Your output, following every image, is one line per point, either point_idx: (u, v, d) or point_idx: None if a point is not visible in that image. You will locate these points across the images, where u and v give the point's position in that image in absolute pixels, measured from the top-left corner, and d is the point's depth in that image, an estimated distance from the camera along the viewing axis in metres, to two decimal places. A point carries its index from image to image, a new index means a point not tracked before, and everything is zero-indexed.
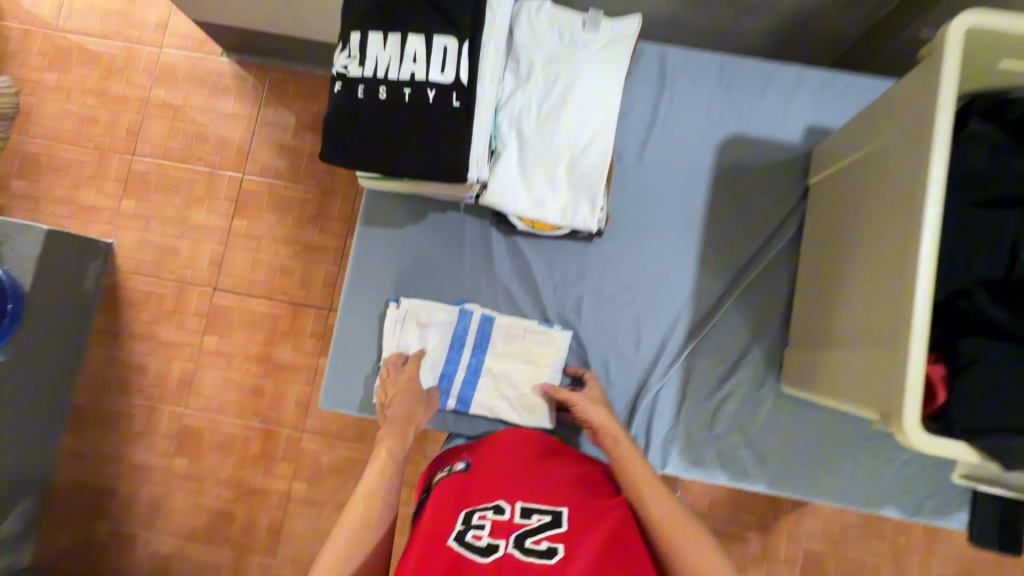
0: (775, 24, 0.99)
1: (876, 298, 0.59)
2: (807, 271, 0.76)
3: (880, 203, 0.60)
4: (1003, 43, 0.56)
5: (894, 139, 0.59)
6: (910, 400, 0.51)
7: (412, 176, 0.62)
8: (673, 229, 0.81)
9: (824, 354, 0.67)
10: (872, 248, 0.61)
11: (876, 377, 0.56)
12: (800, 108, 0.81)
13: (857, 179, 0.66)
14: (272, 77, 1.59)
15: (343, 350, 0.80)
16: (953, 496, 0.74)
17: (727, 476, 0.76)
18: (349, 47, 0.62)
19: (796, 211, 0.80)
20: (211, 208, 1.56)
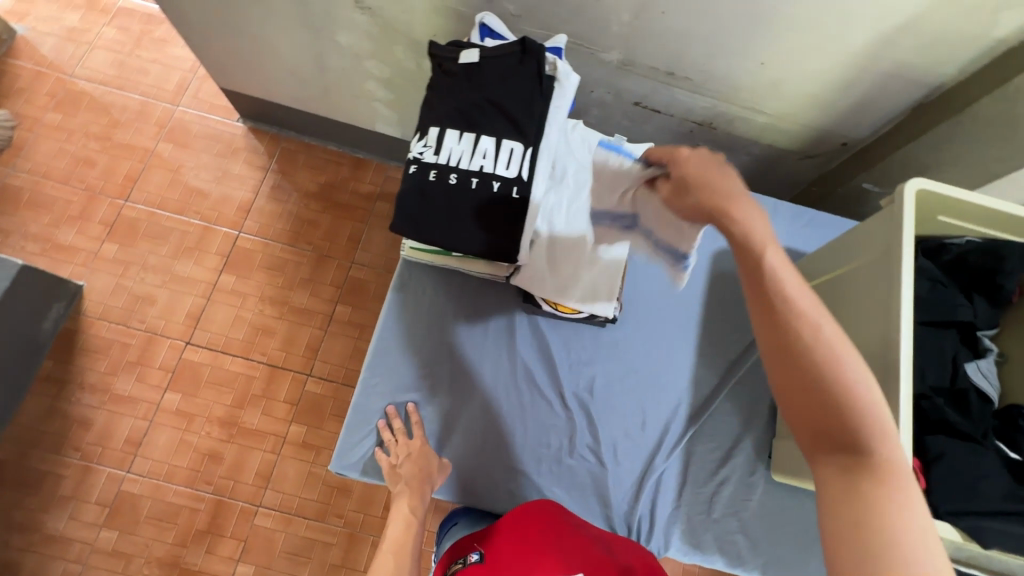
0: (749, 162, 1.20)
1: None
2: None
3: (856, 313, 0.73)
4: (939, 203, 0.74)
5: (864, 263, 0.74)
6: None
7: (469, 252, 0.70)
8: (675, 322, 0.91)
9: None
10: (852, 350, 0.73)
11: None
12: (777, 231, 0.97)
13: (833, 292, 0.80)
14: (285, 145, 1.67)
15: (365, 411, 0.82)
16: None
17: (724, 561, 0.80)
18: (426, 138, 0.72)
19: None
20: (199, 261, 1.54)
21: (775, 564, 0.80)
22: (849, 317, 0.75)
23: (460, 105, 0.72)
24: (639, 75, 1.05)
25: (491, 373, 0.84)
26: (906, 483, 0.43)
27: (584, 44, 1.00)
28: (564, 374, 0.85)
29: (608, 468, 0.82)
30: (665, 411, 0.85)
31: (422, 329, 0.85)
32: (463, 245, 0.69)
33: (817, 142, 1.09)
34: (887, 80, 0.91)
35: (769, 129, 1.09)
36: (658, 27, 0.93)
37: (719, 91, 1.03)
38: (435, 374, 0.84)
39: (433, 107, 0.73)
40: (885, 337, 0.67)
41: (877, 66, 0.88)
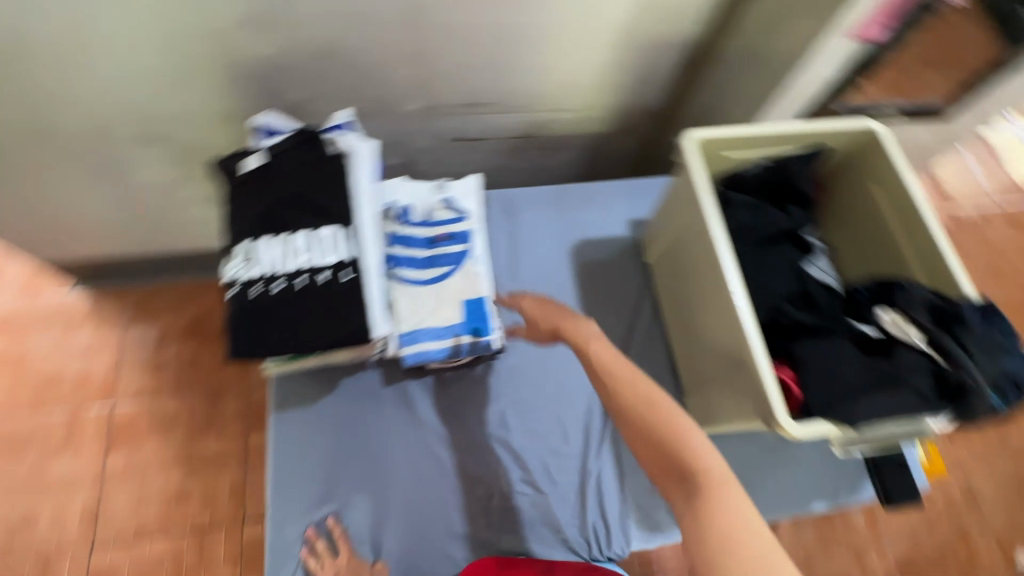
0: (579, 155, 1.27)
1: (722, 331, 0.74)
2: (673, 327, 0.91)
3: (696, 262, 0.79)
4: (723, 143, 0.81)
5: (687, 216, 0.80)
6: (775, 400, 0.64)
7: (323, 349, 0.68)
8: None
9: (710, 389, 0.80)
10: (705, 295, 0.78)
11: (749, 391, 0.69)
12: (619, 209, 1.03)
13: (676, 249, 0.86)
14: (134, 296, 1.54)
15: (286, 545, 0.76)
16: (854, 474, 0.87)
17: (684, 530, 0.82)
18: (237, 256, 0.69)
19: (647, 284, 0.98)
20: (77, 454, 1.37)
21: None
22: (693, 267, 0.80)
23: (261, 212, 0.70)
24: (446, 114, 1.08)
25: (401, 451, 0.81)
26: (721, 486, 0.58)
27: (382, 105, 1.02)
28: (473, 421, 0.84)
29: (547, 492, 0.81)
30: (580, 415, 0.87)
31: (317, 438, 0.80)
32: (312, 345, 0.67)
33: (626, 118, 1.17)
34: (652, 52, 1.00)
35: (581, 121, 1.16)
36: (440, 69, 0.96)
37: (521, 106, 1.08)
38: (344, 477, 0.79)
39: (233, 222, 0.70)
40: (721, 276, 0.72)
41: (638, 42, 0.97)
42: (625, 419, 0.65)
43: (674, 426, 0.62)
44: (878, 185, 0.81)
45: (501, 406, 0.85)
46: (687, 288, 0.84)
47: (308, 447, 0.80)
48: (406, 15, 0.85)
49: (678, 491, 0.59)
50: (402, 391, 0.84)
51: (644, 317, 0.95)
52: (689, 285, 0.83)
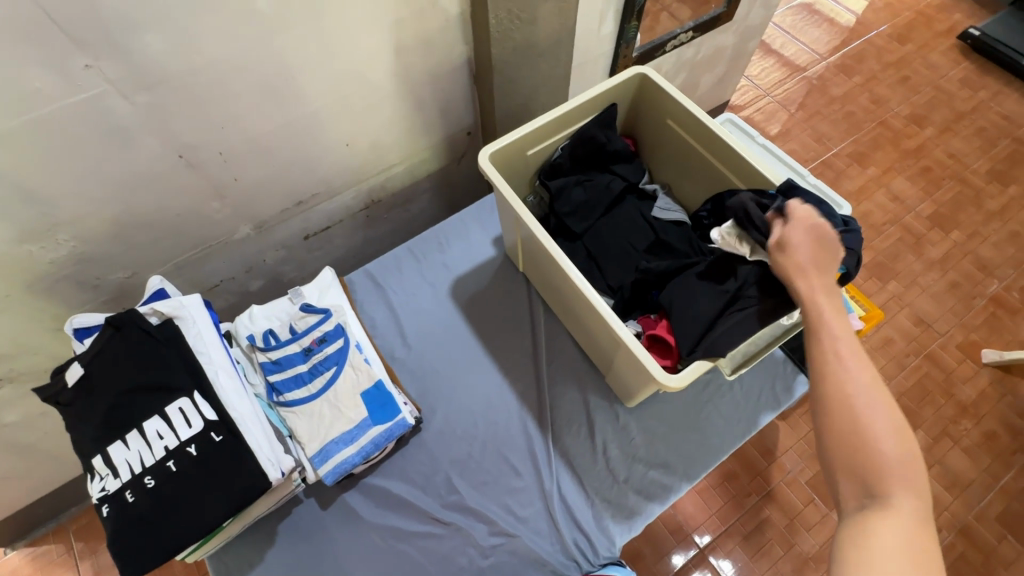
0: (434, 195, 1.29)
1: (593, 311, 0.76)
2: (567, 320, 0.93)
3: (548, 259, 0.81)
4: (521, 143, 0.85)
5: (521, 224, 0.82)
6: (650, 364, 0.66)
7: (223, 519, 0.65)
8: (469, 369, 0.93)
9: (616, 364, 0.82)
10: (568, 286, 0.80)
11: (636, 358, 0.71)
12: (478, 234, 1.05)
13: (532, 252, 0.88)
14: (76, 526, 1.44)
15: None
16: (784, 371, 0.90)
17: (659, 502, 0.82)
18: (96, 471, 0.65)
19: (532, 291, 0.99)
20: None
21: (689, 463, 0.84)
22: (548, 265, 0.83)
23: (101, 416, 0.66)
24: (280, 221, 1.07)
25: (366, 566, 0.78)
26: (897, 525, 0.46)
27: (212, 243, 1.01)
28: (423, 500, 0.82)
29: (519, 533, 0.80)
30: (521, 444, 0.86)
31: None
32: (213, 518, 0.64)
33: (453, 146, 1.20)
34: (437, 85, 1.03)
35: (413, 168, 1.17)
36: (247, 188, 0.96)
37: (348, 182, 1.09)
38: None
39: (80, 437, 0.66)
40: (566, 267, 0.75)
41: (417, 82, 1.00)
42: (823, 407, 0.53)
43: (876, 436, 0.50)
44: (672, 119, 0.86)
45: (442, 473, 0.84)
46: (556, 283, 0.86)
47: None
48: (181, 159, 0.84)
49: (857, 502, 0.49)
50: (343, 507, 0.82)
51: (541, 322, 0.96)
52: (556, 280, 0.85)
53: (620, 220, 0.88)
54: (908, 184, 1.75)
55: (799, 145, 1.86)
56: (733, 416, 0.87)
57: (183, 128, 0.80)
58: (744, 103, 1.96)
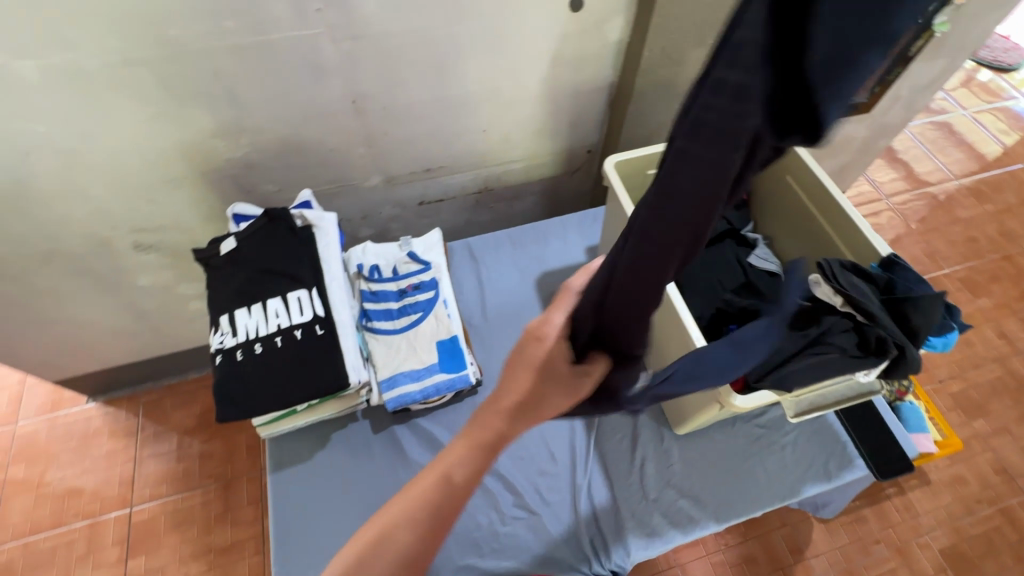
0: (538, 200, 1.38)
1: (670, 327, 0.80)
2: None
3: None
4: (643, 162, 0.92)
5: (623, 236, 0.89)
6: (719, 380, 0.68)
7: (306, 399, 0.74)
8: None
9: None
10: (651, 299, 0.85)
11: (700, 378, 0.74)
12: (575, 238, 1.12)
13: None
14: (146, 398, 1.62)
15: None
16: (842, 451, 0.89)
17: (682, 531, 0.82)
18: (220, 327, 0.76)
19: None
20: (97, 563, 1.39)
21: (722, 506, 0.84)
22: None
23: (238, 285, 0.78)
24: (406, 182, 1.20)
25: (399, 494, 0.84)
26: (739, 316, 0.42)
27: (346, 184, 1.15)
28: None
29: (541, 513, 0.83)
30: (564, 433, 0.90)
31: (314, 492, 0.84)
32: (298, 394, 0.74)
33: (569, 159, 1.29)
34: (576, 100, 1.13)
35: (530, 168, 1.27)
36: (391, 145, 1.09)
37: (471, 164, 1.20)
38: (345, 527, 0.82)
39: (215, 297, 0.78)
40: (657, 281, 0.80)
41: (560, 92, 1.10)
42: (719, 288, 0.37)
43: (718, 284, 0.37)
44: (792, 177, 0.90)
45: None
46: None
47: (306, 501, 0.83)
48: (352, 104, 0.98)
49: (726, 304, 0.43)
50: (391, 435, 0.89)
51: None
52: (638, 291, 0.90)
53: (716, 256, 0.92)
54: (1022, 327, 1.64)
55: (906, 256, 1.80)
56: (778, 475, 0.86)
57: (364, 79, 0.94)
58: (857, 200, 1.93)
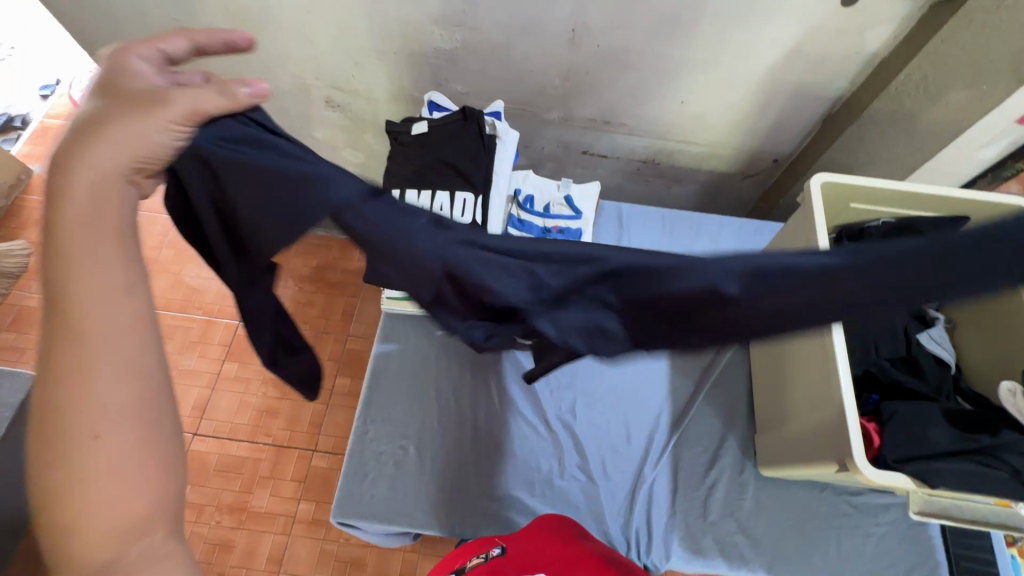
0: (697, 191, 1.31)
1: (807, 370, 0.75)
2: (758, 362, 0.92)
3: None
4: (848, 191, 0.85)
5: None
6: (855, 443, 0.62)
7: None
8: None
9: (785, 428, 0.80)
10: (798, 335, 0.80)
11: (825, 433, 0.69)
12: (727, 243, 1.10)
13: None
14: None
15: (356, 449, 0.85)
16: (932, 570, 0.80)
17: (728, 564, 0.80)
18: None
19: None
20: (202, 353, 1.62)
21: (778, 559, 0.81)
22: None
23: (417, 168, 0.83)
24: (581, 127, 1.18)
25: (478, 409, 0.89)
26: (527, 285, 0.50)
27: (527, 108, 1.15)
28: (544, 399, 0.90)
29: (598, 484, 0.85)
30: (645, 422, 0.90)
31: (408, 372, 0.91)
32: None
33: (750, 161, 1.20)
34: (793, 102, 1.04)
35: (706, 158, 1.20)
36: (587, 85, 1.07)
37: (652, 132, 1.15)
38: (424, 414, 0.88)
39: (394, 172, 0.84)
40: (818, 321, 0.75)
41: (780, 88, 1.01)
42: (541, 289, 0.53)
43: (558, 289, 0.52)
44: None
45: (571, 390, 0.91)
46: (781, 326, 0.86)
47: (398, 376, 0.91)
48: (571, 33, 0.96)
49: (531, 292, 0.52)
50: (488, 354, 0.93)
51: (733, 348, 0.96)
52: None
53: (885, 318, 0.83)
54: None
55: None
56: (852, 559, 0.80)
57: (595, 11, 0.91)
58: None
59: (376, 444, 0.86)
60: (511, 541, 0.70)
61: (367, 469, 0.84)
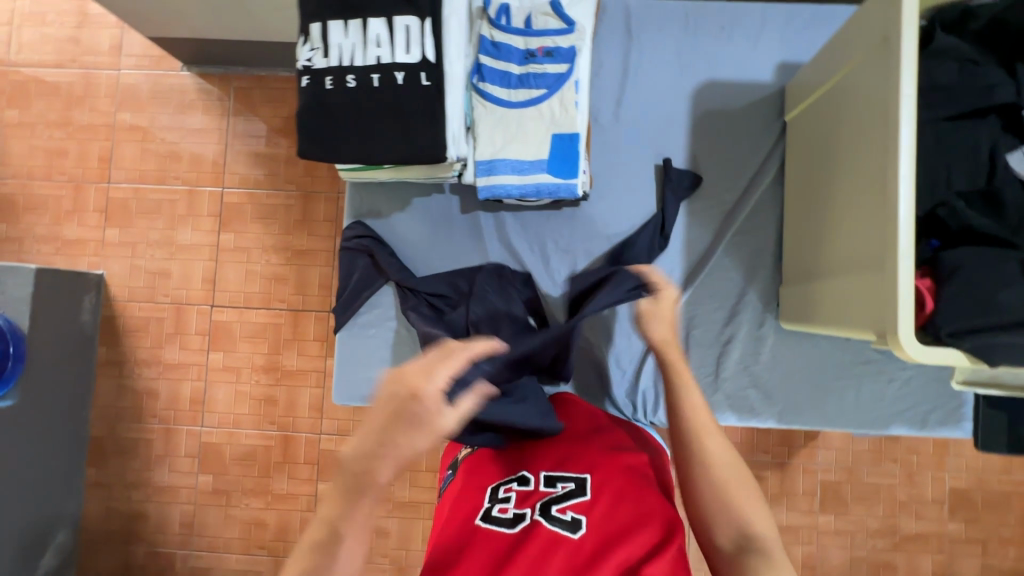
0: None
1: (861, 221, 0.65)
2: (798, 203, 0.83)
3: (860, 135, 0.66)
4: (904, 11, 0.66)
5: (866, 68, 0.64)
6: (904, 317, 0.56)
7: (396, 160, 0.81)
8: (658, 166, 0.92)
9: (819, 282, 0.75)
10: (858, 177, 0.66)
11: (868, 301, 0.62)
12: (767, 47, 0.92)
13: (833, 108, 0.73)
14: (237, 84, 1.56)
15: (354, 354, 0.95)
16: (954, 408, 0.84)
17: (738, 416, 0.87)
18: (314, 44, 0.79)
19: (776, 145, 0.90)
20: (196, 226, 1.55)
21: (791, 411, 0.86)
22: (849, 138, 0.68)
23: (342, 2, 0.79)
24: None
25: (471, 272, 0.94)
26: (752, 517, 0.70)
27: None
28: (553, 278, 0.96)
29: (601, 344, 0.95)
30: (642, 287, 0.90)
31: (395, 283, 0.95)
32: (390, 147, 0.79)
33: None
34: None
35: None
36: None
37: None
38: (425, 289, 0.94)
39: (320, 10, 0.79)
40: (881, 161, 0.60)
41: None
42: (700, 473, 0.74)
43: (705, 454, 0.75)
44: None
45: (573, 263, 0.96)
46: (832, 164, 0.73)
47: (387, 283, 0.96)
48: None
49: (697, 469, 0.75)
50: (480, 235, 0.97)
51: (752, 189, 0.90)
52: (836, 158, 0.72)
53: (956, 138, 0.67)
54: None
55: None
56: (869, 408, 0.84)
57: None
58: None
59: (372, 351, 0.95)
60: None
61: (363, 372, 0.95)
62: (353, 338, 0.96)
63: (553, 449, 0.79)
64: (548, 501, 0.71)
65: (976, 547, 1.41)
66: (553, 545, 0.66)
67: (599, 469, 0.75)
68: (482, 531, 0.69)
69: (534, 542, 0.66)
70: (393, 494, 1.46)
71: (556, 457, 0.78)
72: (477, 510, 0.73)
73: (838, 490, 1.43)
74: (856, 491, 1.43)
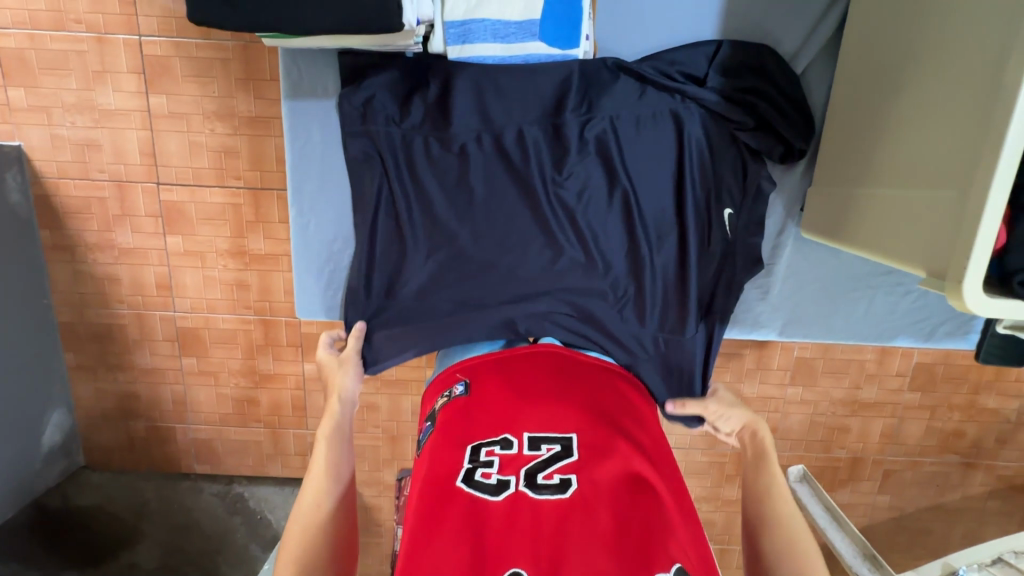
0: None
1: (957, 143, 0.76)
2: (865, 110, 0.93)
3: (974, 63, 0.74)
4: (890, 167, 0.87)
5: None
6: (977, 265, 0.68)
7: (341, 25, 0.75)
8: (695, 30, 1.00)
9: (877, 196, 0.89)
10: (962, 98, 0.75)
11: (944, 241, 0.75)
12: None
13: (936, 33, 0.80)
14: None
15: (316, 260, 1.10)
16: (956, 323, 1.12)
17: (743, 328, 1.12)
18: None
19: (823, 19, 0.98)
20: (117, 86, 1.30)
21: (793, 327, 1.12)
22: (962, 56, 0.76)
23: None
24: None
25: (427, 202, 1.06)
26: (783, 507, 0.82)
27: None
28: (576, 206, 0.96)
29: None
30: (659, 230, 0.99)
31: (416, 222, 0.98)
32: (323, 6, 0.73)
33: None
34: None
35: None
36: None
37: None
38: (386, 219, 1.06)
39: None
40: (997, 87, 0.69)
41: None
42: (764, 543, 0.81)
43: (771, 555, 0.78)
44: None
45: (584, 186, 0.96)
46: (926, 74, 0.82)
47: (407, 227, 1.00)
48: None
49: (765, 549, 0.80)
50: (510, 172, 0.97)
51: (800, 95, 0.99)
52: (916, 84, 0.84)
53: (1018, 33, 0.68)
54: None
55: None
56: (872, 318, 1.11)
57: None
58: None
59: (332, 263, 1.09)
60: (470, 372, 0.83)
61: (320, 285, 1.10)
62: (308, 244, 1.08)
63: (536, 408, 0.74)
64: (533, 467, 0.67)
65: (926, 412, 1.52)
66: (542, 512, 0.62)
67: (586, 428, 0.71)
68: (463, 497, 0.64)
69: (522, 510, 0.62)
70: (380, 373, 1.48)
71: (540, 414, 0.73)
72: (458, 471, 0.67)
73: (812, 365, 1.49)
74: (827, 366, 1.49)
